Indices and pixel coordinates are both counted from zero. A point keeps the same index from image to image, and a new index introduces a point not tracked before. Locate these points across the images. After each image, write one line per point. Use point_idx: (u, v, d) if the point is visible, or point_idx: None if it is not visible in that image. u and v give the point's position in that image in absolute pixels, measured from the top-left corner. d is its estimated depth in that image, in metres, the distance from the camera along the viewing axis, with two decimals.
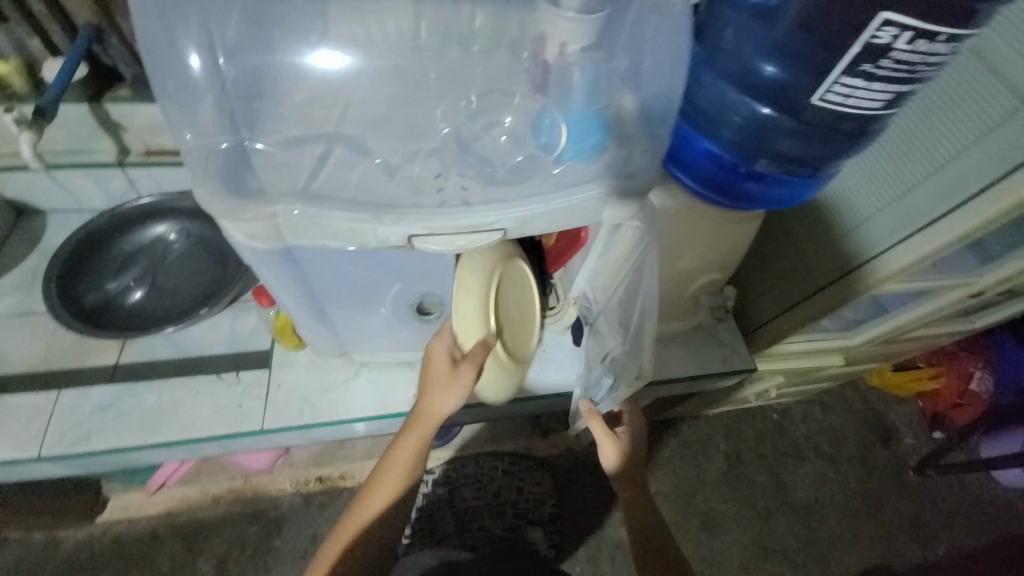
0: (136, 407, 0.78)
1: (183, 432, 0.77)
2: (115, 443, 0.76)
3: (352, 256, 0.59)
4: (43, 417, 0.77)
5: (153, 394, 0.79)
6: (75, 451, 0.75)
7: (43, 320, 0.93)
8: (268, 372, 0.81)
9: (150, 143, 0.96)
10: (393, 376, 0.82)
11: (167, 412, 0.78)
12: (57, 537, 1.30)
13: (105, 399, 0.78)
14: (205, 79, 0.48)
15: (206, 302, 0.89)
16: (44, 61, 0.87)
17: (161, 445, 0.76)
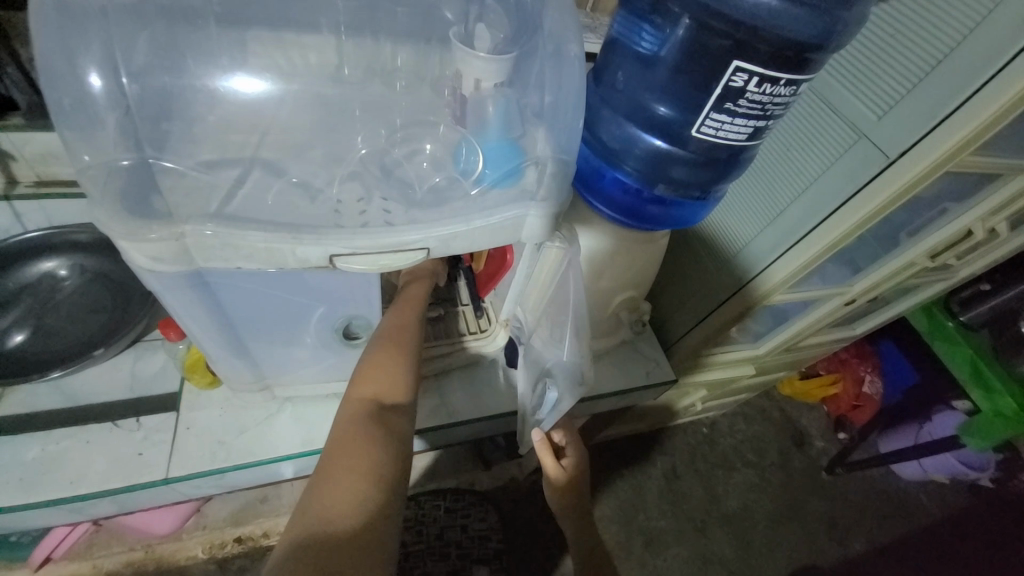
0: (9, 464, 0.68)
1: (69, 490, 0.67)
2: None
3: (271, 280, 0.57)
4: None
5: (35, 447, 0.69)
6: None
7: None
8: (177, 415, 0.74)
9: (43, 172, 0.88)
10: (320, 409, 0.79)
11: (49, 468, 0.68)
12: None
13: None
14: (105, 98, 0.46)
15: (103, 343, 0.81)
16: None
17: (39, 507, 0.66)
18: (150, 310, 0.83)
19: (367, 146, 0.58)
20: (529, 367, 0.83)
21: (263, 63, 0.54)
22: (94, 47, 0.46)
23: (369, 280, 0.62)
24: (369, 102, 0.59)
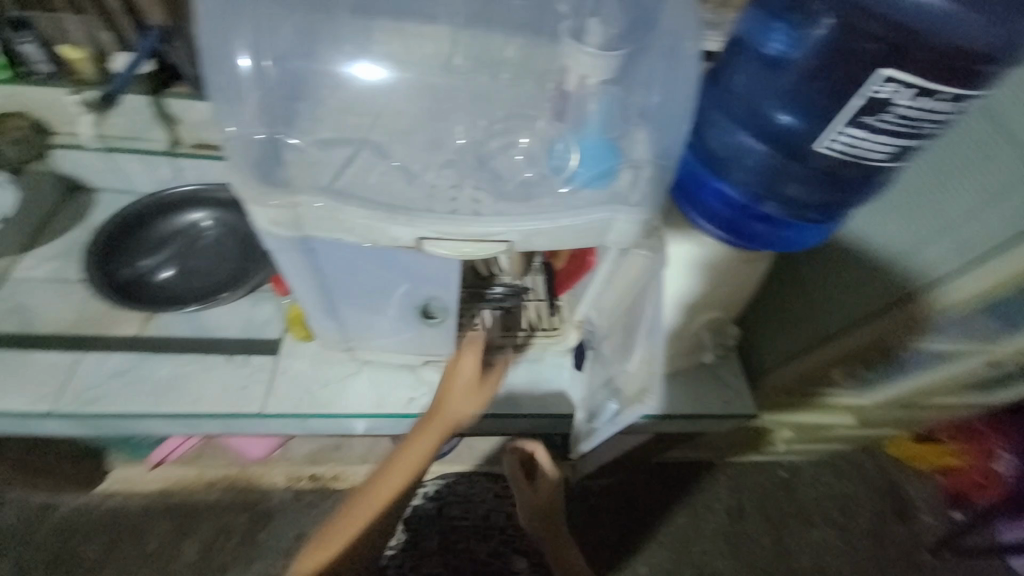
0: (150, 375, 0.83)
1: (188, 406, 0.80)
2: (126, 407, 0.80)
3: (364, 253, 0.62)
4: (62, 375, 0.81)
5: (167, 366, 0.84)
6: (87, 409, 0.79)
7: (76, 288, 0.96)
8: (276, 359, 0.84)
9: (198, 137, 1.03)
10: (392, 377, 0.84)
11: (177, 385, 0.82)
12: (55, 502, 1.35)
13: (123, 364, 0.83)
14: (252, 78, 0.53)
15: (229, 287, 0.95)
16: (112, 54, 0.93)
17: (166, 415, 0.80)
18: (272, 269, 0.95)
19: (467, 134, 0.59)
20: (597, 374, 0.81)
21: (384, 51, 0.58)
22: (246, 39, 0.53)
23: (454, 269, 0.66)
24: (473, 92, 0.61)
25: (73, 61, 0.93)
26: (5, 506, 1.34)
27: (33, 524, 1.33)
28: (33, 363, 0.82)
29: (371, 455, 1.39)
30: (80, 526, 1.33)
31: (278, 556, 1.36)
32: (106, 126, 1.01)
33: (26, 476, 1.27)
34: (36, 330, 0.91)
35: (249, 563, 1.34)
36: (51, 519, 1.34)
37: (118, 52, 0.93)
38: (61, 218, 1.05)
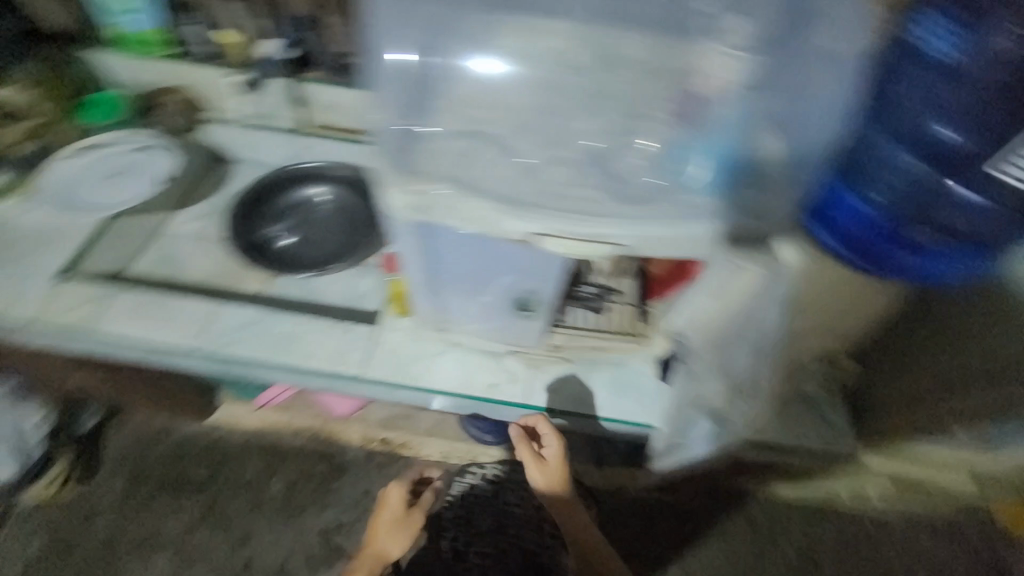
0: (271, 329, 0.89)
1: (303, 361, 0.86)
2: (252, 355, 0.86)
3: (474, 241, 0.64)
4: (201, 318, 0.89)
5: (289, 321, 0.90)
6: (221, 352, 0.86)
7: (213, 243, 1.06)
8: (377, 329, 0.89)
9: (326, 119, 1.15)
10: (479, 361, 0.87)
11: (294, 341, 0.88)
12: (171, 428, 1.55)
13: (250, 316, 0.90)
14: (399, 72, 0.59)
15: (341, 257, 1.05)
16: (263, 40, 1.07)
17: (284, 367, 0.86)
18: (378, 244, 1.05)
19: (589, 129, 0.60)
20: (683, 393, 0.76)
21: (513, 48, 0.61)
22: (394, 37, 0.60)
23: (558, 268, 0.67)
24: (596, 89, 0.60)
25: (229, 45, 1.07)
26: (123, 429, 1.52)
27: (148, 446, 1.52)
28: (175, 306, 0.89)
29: (438, 428, 1.49)
30: (189, 451, 1.53)
31: (348, 507, 1.48)
32: (248, 104, 1.14)
33: (150, 403, 1.45)
34: (182, 278, 1.01)
35: (325, 508, 1.48)
36: (165, 442, 1.53)
37: (268, 39, 1.07)
38: (206, 184, 1.12)
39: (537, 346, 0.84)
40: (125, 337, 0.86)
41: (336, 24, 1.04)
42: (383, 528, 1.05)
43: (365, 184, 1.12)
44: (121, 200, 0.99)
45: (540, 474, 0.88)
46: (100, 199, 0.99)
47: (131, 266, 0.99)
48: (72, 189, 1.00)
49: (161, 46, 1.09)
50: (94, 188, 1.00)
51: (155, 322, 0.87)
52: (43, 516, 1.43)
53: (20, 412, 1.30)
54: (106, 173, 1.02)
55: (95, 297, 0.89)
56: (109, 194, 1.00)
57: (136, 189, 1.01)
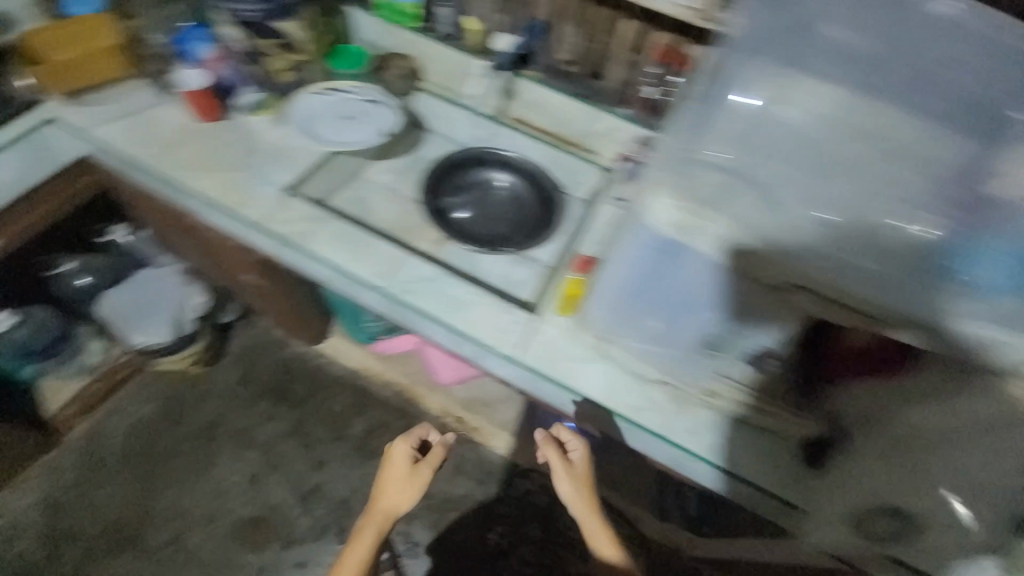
0: (445, 291, 0.94)
1: (468, 328, 0.91)
2: (426, 308, 0.92)
3: (703, 268, 0.71)
4: (390, 263, 0.96)
5: (466, 290, 0.94)
6: (400, 297, 0.93)
7: (402, 198, 1.15)
8: (539, 320, 0.92)
9: (523, 115, 1.23)
10: (628, 381, 0.88)
11: (463, 307, 0.93)
12: (286, 342, 1.70)
13: (428, 273, 0.95)
14: (721, 110, 0.71)
15: (509, 242, 1.11)
16: (499, 33, 1.15)
17: (450, 328, 0.91)
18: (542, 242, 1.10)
19: (881, 201, 0.65)
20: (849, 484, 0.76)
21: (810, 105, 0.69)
22: (725, 82, 0.71)
23: (789, 317, 0.71)
24: (892, 155, 0.66)
25: (469, 32, 1.17)
26: (251, 329, 1.70)
27: (262, 351, 1.68)
28: (370, 245, 0.97)
29: (513, 423, 1.59)
30: (293, 368, 1.67)
31: None
32: (463, 85, 1.23)
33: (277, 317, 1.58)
34: (372, 222, 1.10)
35: None
36: (278, 352, 1.68)
37: (505, 32, 1.15)
38: (401, 144, 1.21)
39: (695, 385, 0.84)
40: (330, 262, 0.95)
41: (570, 36, 1.12)
42: (392, 488, 0.95)
43: (544, 184, 1.17)
44: (353, 142, 1.07)
45: (570, 482, 0.95)
46: (336, 137, 1.08)
47: (336, 199, 1.10)
48: (310, 125, 1.09)
49: (411, 20, 1.21)
50: (330, 126, 1.09)
51: (360, 257, 0.96)
52: (159, 390, 1.55)
53: (187, 292, 1.42)
54: (340, 115, 1.10)
55: (314, 219, 0.99)
56: (344, 134, 1.08)
57: (366, 136, 1.08)
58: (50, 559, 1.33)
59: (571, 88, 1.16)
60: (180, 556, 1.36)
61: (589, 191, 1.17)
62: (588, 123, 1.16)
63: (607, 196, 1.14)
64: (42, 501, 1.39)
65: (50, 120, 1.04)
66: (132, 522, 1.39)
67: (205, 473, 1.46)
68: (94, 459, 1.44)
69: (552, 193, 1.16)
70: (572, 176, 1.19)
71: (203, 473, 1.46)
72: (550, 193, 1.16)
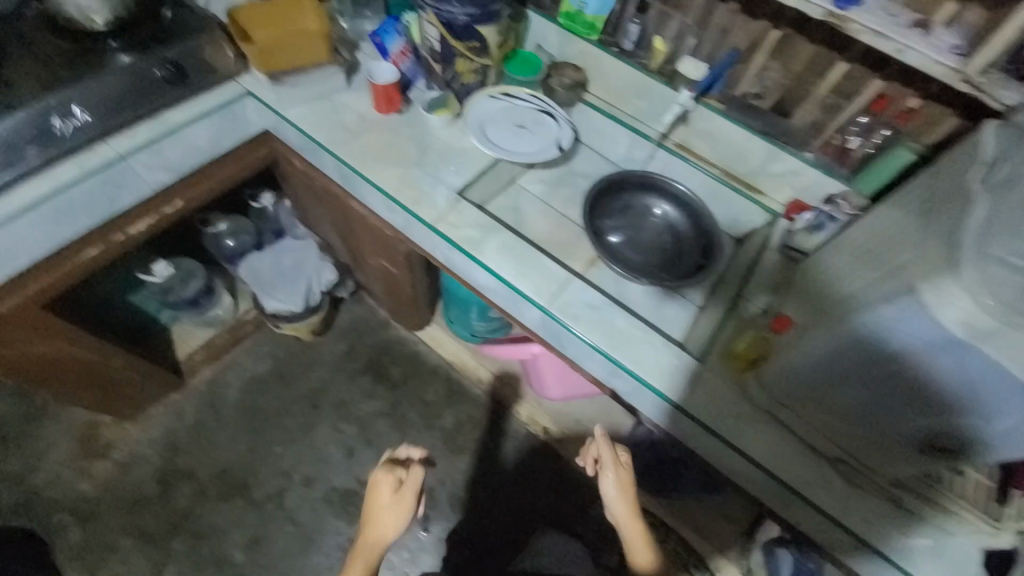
0: (610, 321, 0.92)
1: (630, 363, 0.89)
2: (591, 336, 0.90)
3: (966, 369, 0.60)
4: (556, 282, 0.94)
5: (629, 324, 0.92)
6: (564, 320, 0.91)
7: (554, 211, 1.12)
8: (702, 367, 0.89)
9: (688, 140, 1.17)
10: (792, 447, 0.84)
11: (628, 340, 0.91)
12: (388, 323, 1.74)
13: (595, 301, 0.93)
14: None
15: (664, 273, 1.06)
16: (685, 56, 1.10)
17: (612, 359, 0.90)
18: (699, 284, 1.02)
19: None
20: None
21: None
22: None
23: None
24: None
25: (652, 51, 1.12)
26: (358, 305, 1.76)
27: (366, 328, 1.73)
28: (538, 261, 0.96)
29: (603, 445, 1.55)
30: (392, 350, 1.71)
31: (497, 469, 1.58)
32: (628, 103, 1.20)
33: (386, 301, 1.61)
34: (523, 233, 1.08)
35: (477, 460, 1.58)
36: (380, 332, 1.73)
37: (691, 56, 1.10)
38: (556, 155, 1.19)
39: (878, 469, 0.80)
40: (497, 273, 0.94)
41: (767, 69, 1.04)
42: (381, 516, 0.97)
43: (705, 220, 1.11)
44: (521, 154, 1.06)
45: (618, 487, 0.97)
46: (505, 145, 1.07)
47: (495, 206, 1.09)
48: (484, 128, 1.08)
49: (590, 31, 1.16)
50: (501, 133, 1.08)
51: (526, 275, 0.94)
52: (272, 351, 1.63)
53: (320, 266, 1.48)
54: (513, 123, 1.10)
55: (485, 226, 0.99)
56: (512, 143, 1.07)
57: (534, 150, 1.07)
58: (162, 495, 1.42)
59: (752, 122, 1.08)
60: (278, 513, 1.44)
61: (744, 232, 1.12)
62: (764, 163, 1.10)
63: (771, 242, 1.06)
64: (161, 439, 1.47)
65: (245, 93, 1.08)
66: (239, 472, 1.47)
67: (306, 438, 1.54)
68: (210, 408, 1.53)
69: (714, 231, 1.09)
70: (730, 213, 1.13)
71: (304, 438, 1.54)
72: (711, 230, 1.10)
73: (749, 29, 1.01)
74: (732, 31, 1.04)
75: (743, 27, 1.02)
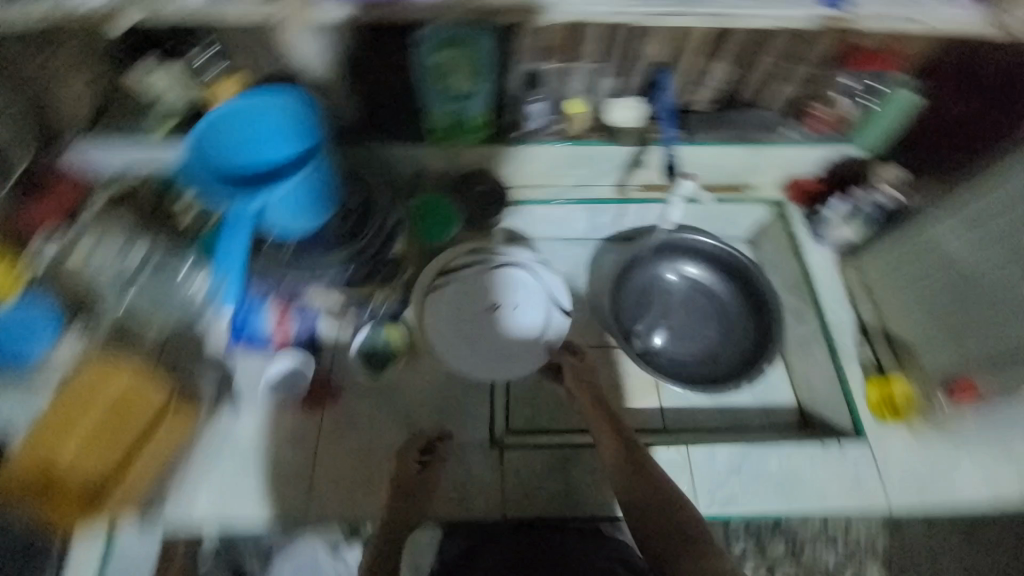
0: (763, 470, 0.77)
1: (821, 503, 0.75)
2: (767, 506, 0.75)
3: None
4: (684, 475, 0.77)
5: (774, 460, 0.77)
6: (728, 511, 0.75)
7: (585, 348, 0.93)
8: (872, 450, 0.78)
9: (646, 179, 0.96)
10: (995, 468, 0.77)
11: (797, 478, 0.76)
12: None
13: (732, 458, 0.77)
14: None
15: (729, 344, 0.93)
16: (608, 103, 0.85)
17: (800, 514, 0.75)
18: (774, 341, 0.88)
19: None
20: None
21: None
22: None
23: None
24: None
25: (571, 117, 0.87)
26: None
27: None
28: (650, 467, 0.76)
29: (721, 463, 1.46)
30: None
31: None
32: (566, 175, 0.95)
33: None
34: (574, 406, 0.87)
35: None
36: None
37: (612, 100, 0.85)
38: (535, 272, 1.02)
39: None
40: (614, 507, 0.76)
41: (711, 72, 0.81)
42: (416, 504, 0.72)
43: (726, 257, 0.95)
44: (505, 364, 0.81)
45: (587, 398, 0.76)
46: (485, 354, 0.82)
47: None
48: (451, 329, 0.82)
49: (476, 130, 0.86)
50: (476, 332, 0.83)
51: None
52: None
53: None
54: (486, 305, 0.83)
55: (555, 463, 0.78)
56: (494, 346, 0.82)
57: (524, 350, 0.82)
58: None
59: (718, 134, 0.88)
60: None
61: (752, 230, 1.02)
62: (746, 163, 0.92)
63: (800, 237, 0.93)
64: None
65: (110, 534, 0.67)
66: None
67: None
68: None
69: (745, 265, 0.93)
70: (728, 220, 1.00)
71: None
72: (743, 268, 0.94)
73: (676, 41, 0.76)
74: (652, 51, 0.79)
75: (658, 44, 0.77)
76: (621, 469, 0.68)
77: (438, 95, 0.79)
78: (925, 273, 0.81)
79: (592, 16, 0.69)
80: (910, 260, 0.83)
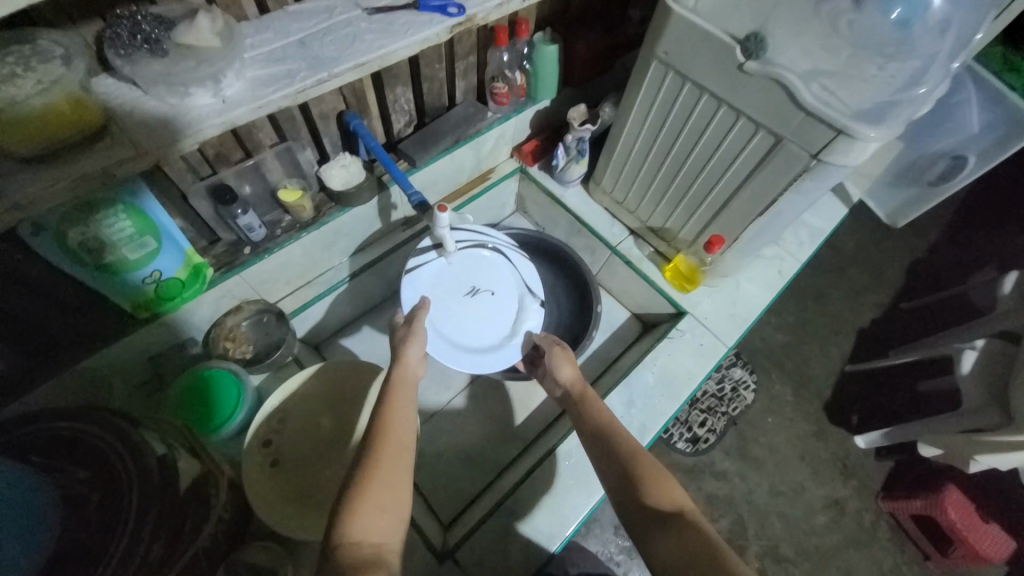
0: (641, 387, 0.87)
1: (692, 380, 0.88)
2: (663, 412, 0.85)
3: (815, 181, 0.69)
4: None
5: (647, 375, 0.87)
6: (645, 439, 0.83)
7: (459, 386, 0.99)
8: (692, 315, 0.94)
9: (408, 213, 0.94)
10: (759, 267, 0.98)
11: (666, 375, 0.88)
12: None
13: (622, 396, 0.85)
14: (765, 80, 0.64)
15: (561, 305, 1.05)
16: (321, 174, 0.79)
17: (685, 400, 0.87)
18: (589, 287, 1.00)
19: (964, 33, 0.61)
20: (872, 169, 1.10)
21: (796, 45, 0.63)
22: (779, 51, 0.63)
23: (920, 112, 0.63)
24: None
25: (293, 205, 0.76)
26: None
27: None
28: (572, 459, 0.79)
29: None
30: None
31: None
32: (330, 255, 0.88)
33: None
34: (480, 447, 0.94)
35: None
36: None
37: (323, 168, 0.79)
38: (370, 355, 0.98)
39: (801, 250, 1.01)
40: (574, 517, 0.76)
41: (396, 99, 0.80)
42: (397, 462, 0.49)
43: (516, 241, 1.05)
44: (486, 352, 0.80)
45: (572, 370, 0.72)
46: (461, 339, 0.80)
47: (427, 467, 0.91)
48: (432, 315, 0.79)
49: (184, 290, 0.70)
50: (451, 316, 0.81)
51: (586, 481, 0.78)
52: None
53: None
54: (465, 291, 0.83)
55: (502, 525, 0.75)
56: (470, 330, 0.81)
57: (501, 336, 0.82)
58: None
59: (439, 147, 0.87)
60: None
61: (517, 200, 1.15)
62: (476, 154, 0.95)
63: (553, 189, 1.04)
64: None
65: None
66: None
67: None
68: None
69: (531, 238, 1.05)
70: (494, 202, 1.09)
71: None
72: (532, 242, 1.05)
73: (343, 88, 0.72)
74: (327, 107, 0.73)
75: (324, 103, 0.72)
76: (600, 462, 0.59)
77: (107, 275, 0.60)
78: (662, 178, 0.88)
79: (238, 121, 0.52)
80: (642, 171, 0.90)
